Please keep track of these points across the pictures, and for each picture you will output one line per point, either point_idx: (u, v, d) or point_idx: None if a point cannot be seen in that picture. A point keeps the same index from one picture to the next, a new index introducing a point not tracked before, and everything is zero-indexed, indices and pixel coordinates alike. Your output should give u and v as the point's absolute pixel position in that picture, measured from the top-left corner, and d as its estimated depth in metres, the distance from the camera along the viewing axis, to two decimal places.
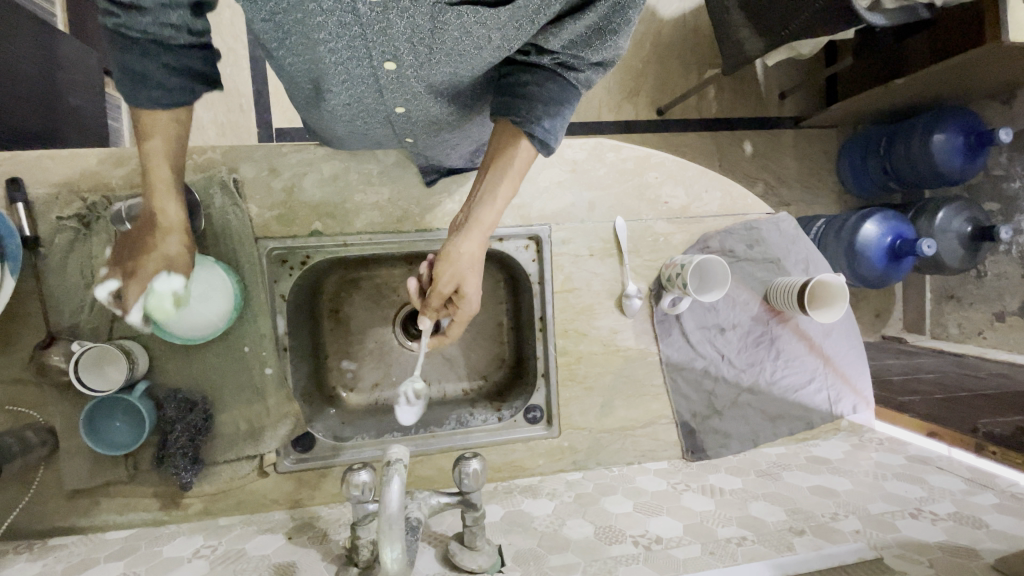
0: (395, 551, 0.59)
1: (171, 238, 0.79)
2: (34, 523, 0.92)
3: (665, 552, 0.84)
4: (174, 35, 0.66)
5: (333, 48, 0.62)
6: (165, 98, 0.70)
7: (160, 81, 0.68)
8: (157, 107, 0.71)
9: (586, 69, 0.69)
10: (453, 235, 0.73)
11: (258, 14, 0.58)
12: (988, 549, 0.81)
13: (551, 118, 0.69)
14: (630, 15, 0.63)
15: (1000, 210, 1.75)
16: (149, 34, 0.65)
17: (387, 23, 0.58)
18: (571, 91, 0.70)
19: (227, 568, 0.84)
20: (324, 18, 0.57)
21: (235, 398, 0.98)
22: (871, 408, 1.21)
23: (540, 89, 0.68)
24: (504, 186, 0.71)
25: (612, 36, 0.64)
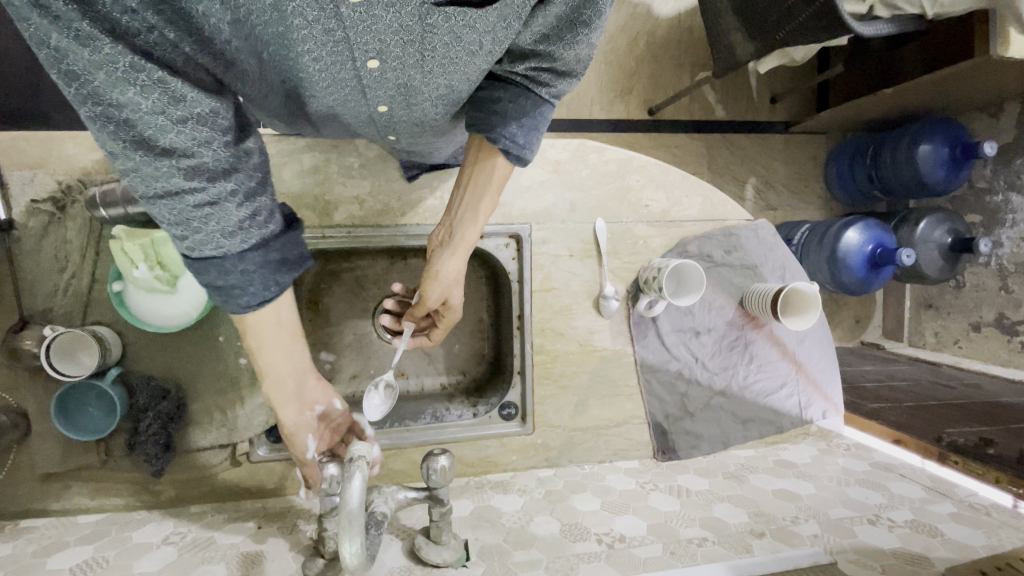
0: (354, 546, 0.59)
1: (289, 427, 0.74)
2: (3, 505, 0.93)
3: (628, 551, 0.85)
4: (245, 231, 0.57)
5: (317, 55, 0.57)
6: (251, 299, 0.60)
7: (237, 281, 0.58)
8: (245, 310, 0.61)
9: (556, 82, 0.70)
10: (439, 254, 0.80)
11: (238, 35, 0.52)
12: (940, 558, 0.84)
13: (525, 132, 0.71)
14: (602, 7, 0.61)
15: (981, 222, 1.77)
16: (223, 239, 0.56)
17: (375, 28, 0.54)
18: (543, 104, 0.71)
19: (196, 556, 0.84)
20: (309, 26, 0.53)
21: (210, 387, 0.98)
22: (840, 414, 1.24)
23: (511, 106, 0.69)
24: (482, 207, 0.77)
25: (583, 29, 0.62)
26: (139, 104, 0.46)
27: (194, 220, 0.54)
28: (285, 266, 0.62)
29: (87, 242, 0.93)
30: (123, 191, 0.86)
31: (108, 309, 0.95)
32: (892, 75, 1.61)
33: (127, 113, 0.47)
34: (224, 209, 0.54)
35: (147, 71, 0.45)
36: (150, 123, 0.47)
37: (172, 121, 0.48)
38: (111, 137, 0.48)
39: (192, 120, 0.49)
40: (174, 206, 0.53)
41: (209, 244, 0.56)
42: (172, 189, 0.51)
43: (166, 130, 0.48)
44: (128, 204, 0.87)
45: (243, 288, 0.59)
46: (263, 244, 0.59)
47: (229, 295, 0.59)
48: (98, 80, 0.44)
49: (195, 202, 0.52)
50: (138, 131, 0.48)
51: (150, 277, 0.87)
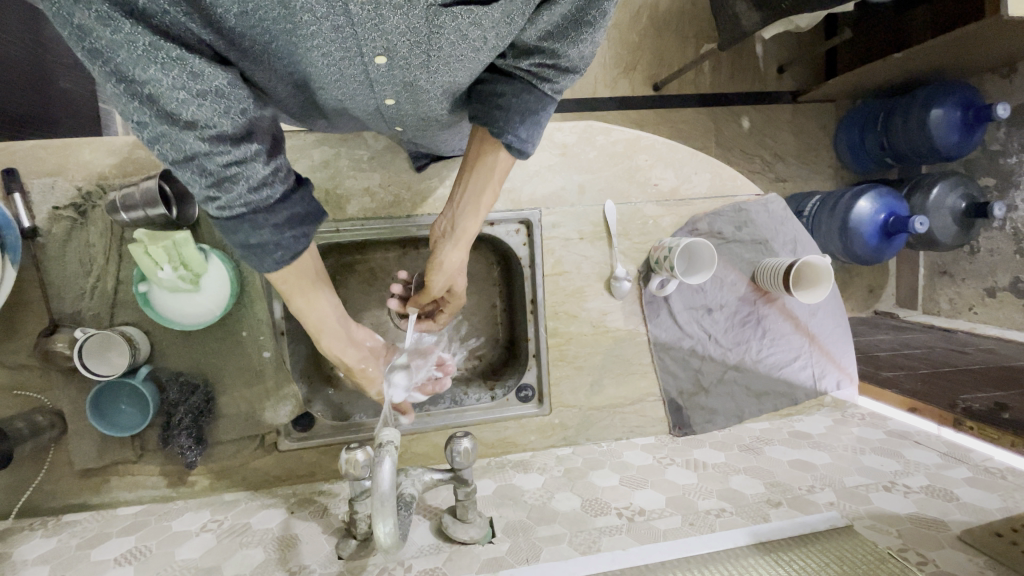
0: (388, 526, 0.62)
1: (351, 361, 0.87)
2: (48, 500, 0.97)
3: (648, 524, 0.88)
4: (270, 189, 0.60)
5: (326, 52, 0.58)
6: (286, 255, 0.65)
7: (272, 241, 0.63)
8: (278, 267, 0.65)
9: (559, 78, 0.70)
10: (442, 245, 0.84)
11: (244, 25, 0.52)
12: (956, 521, 0.84)
13: (527, 128, 0.72)
14: (605, 7, 0.60)
15: (996, 185, 1.74)
16: (251, 201, 0.59)
17: (383, 26, 0.55)
18: (546, 100, 0.72)
19: (234, 541, 0.88)
20: (318, 25, 0.53)
21: (236, 381, 1.01)
22: (854, 384, 1.25)
23: (517, 100, 0.70)
24: (483, 200, 0.80)
25: (588, 28, 0.62)
26: (159, 80, 0.48)
27: (223, 184, 0.56)
28: (308, 221, 0.66)
29: (110, 245, 0.96)
30: (142, 193, 0.89)
31: (134, 309, 0.97)
32: (902, 40, 1.57)
33: (150, 88, 0.49)
34: (251, 170, 0.57)
35: (165, 48, 0.47)
36: (172, 97, 0.49)
37: (195, 92, 0.50)
38: (137, 110, 0.50)
39: (211, 92, 0.50)
40: (203, 175, 0.55)
41: (240, 204, 0.59)
42: (200, 159, 0.54)
43: (186, 104, 0.50)
44: (149, 206, 0.90)
45: (277, 246, 0.64)
46: (286, 201, 0.63)
47: (265, 255, 0.64)
48: (122, 57, 0.47)
49: (221, 168, 0.55)
50: (161, 105, 0.50)
51: (175, 277, 0.89)
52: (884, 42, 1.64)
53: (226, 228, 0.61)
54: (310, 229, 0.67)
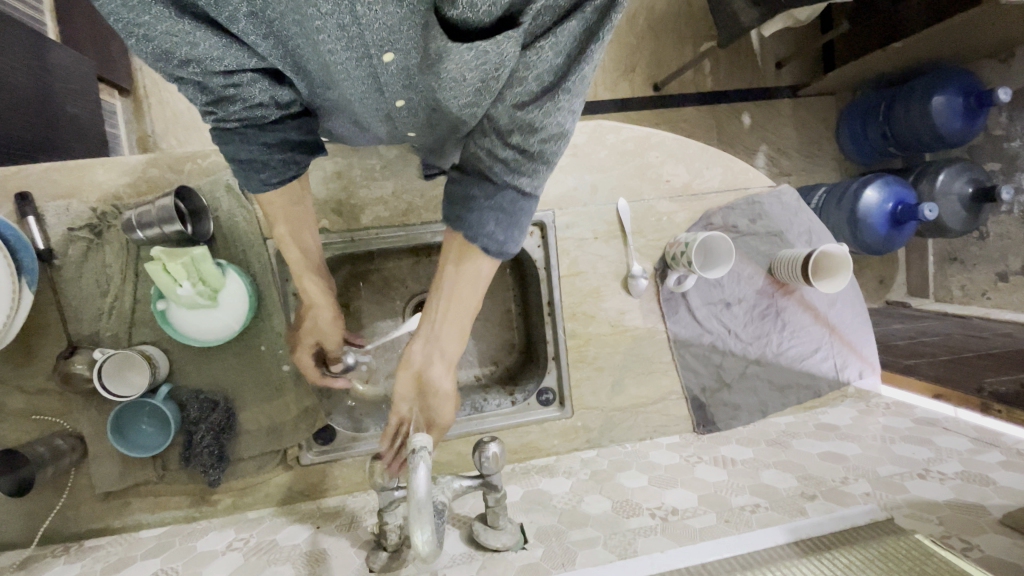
0: (426, 534, 0.60)
1: (322, 323, 0.91)
2: (70, 525, 0.96)
3: (682, 523, 0.86)
4: (264, 113, 0.67)
5: (332, 48, 0.57)
6: (272, 175, 0.74)
7: (259, 159, 0.72)
8: (266, 186, 0.75)
9: (534, 171, 0.64)
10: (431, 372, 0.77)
11: (259, 29, 0.55)
12: (995, 505, 0.83)
13: (504, 230, 0.68)
14: (586, 71, 0.55)
15: (1002, 169, 1.74)
16: (244, 118, 0.67)
17: (387, 24, 0.54)
18: (521, 199, 0.67)
19: (261, 558, 0.87)
20: (322, 20, 0.53)
21: (256, 396, 1.01)
22: (877, 373, 1.23)
23: (488, 201, 0.67)
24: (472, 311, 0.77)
25: (565, 95, 0.56)
26: (155, 27, 0.52)
27: (220, 103, 0.64)
28: (298, 147, 0.75)
29: (126, 265, 0.95)
30: (157, 211, 0.88)
31: (152, 328, 0.97)
32: (898, 29, 1.58)
33: (144, 31, 0.53)
34: (246, 94, 0.64)
35: (157, 8, 0.51)
36: (167, 41, 0.54)
37: (185, 39, 0.54)
38: (135, 44, 0.56)
39: (203, 47, 0.55)
40: (200, 92, 0.62)
41: (233, 118, 0.66)
42: (197, 82, 0.60)
43: (181, 49, 0.55)
44: (165, 223, 0.89)
45: (263, 164, 0.72)
46: (280, 123, 0.70)
47: (251, 171, 0.73)
48: (116, 8, 0.50)
49: (218, 90, 0.62)
50: (157, 45, 0.55)
51: (194, 293, 0.89)
52: (881, 32, 1.65)
53: (222, 138, 0.69)
54: (299, 155, 0.76)
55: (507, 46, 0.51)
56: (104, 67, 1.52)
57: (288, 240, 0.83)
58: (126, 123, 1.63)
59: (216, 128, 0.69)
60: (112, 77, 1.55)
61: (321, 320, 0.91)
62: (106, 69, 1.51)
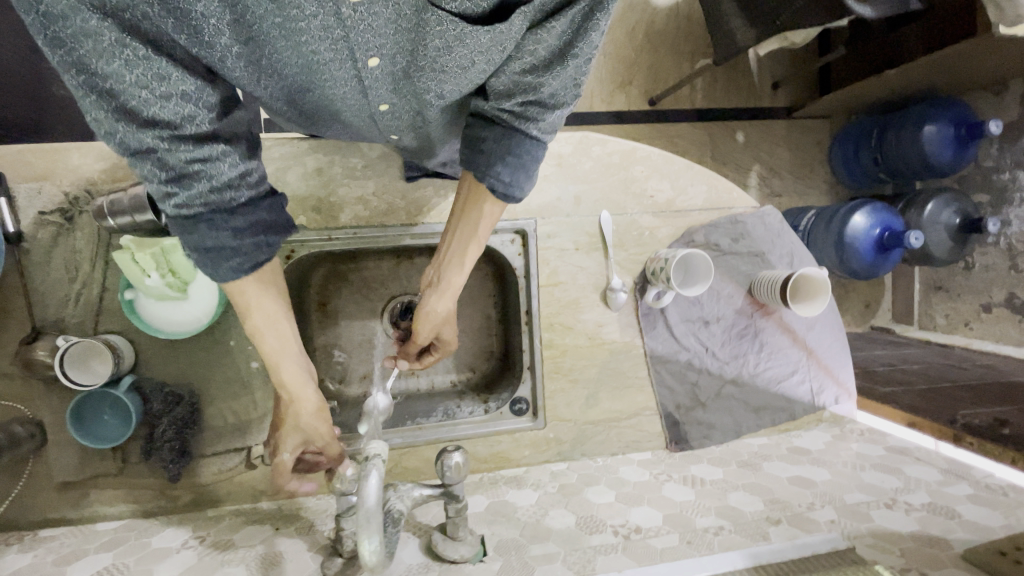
0: (374, 543, 0.59)
1: (305, 417, 0.72)
2: (23, 514, 0.94)
3: (644, 542, 0.85)
4: (235, 194, 0.59)
5: (316, 50, 0.56)
6: (245, 262, 0.62)
7: (229, 246, 0.60)
8: (236, 275, 0.62)
9: (544, 115, 0.66)
10: (427, 294, 0.81)
11: (236, 34, 0.52)
12: (958, 539, 0.82)
13: (512, 172, 0.69)
14: (593, 39, 0.58)
15: (989, 202, 1.75)
16: (210, 202, 0.57)
17: (375, 25, 0.54)
18: (531, 144, 0.68)
19: (215, 558, 0.85)
20: (307, 21, 0.52)
21: (222, 391, 0.99)
22: (853, 399, 1.23)
23: (496, 146, 0.68)
24: (470, 251, 0.77)
25: (573, 61, 0.59)
26: (123, 75, 0.48)
27: (184, 184, 0.55)
28: (274, 231, 0.64)
29: (96, 252, 0.94)
30: (130, 199, 0.86)
31: (119, 317, 0.95)
32: (893, 57, 1.59)
33: (111, 82, 0.48)
34: (214, 170, 0.56)
35: (133, 46, 0.47)
36: (133, 94, 0.49)
37: (158, 86, 0.49)
38: (94, 106, 0.50)
39: (176, 94, 0.50)
40: (161, 171, 0.54)
41: (197, 203, 0.57)
42: (160, 156, 0.53)
43: (149, 102, 0.49)
44: (136, 212, 0.86)
45: (233, 252, 0.61)
46: (253, 205, 0.61)
47: (219, 260, 0.60)
48: (85, 52, 0.46)
49: (181, 166, 0.54)
50: (121, 101, 0.49)
51: (162, 284, 0.88)
52: (876, 59, 1.66)
53: (183, 230, 0.58)
54: (275, 240, 0.64)
55: (517, 22, 0.54)
56: None
57: (264, 331, 0.67)
58: None
59: (174, 220, 0.58)
60: None
61: (306, 414, 0.72)
62: None
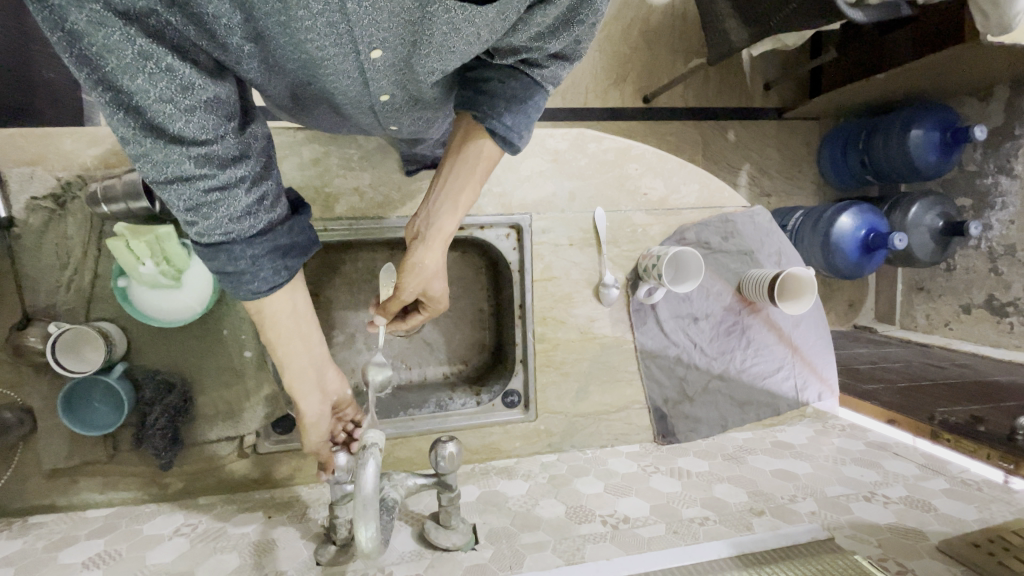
0: (370, 530, 0.60)
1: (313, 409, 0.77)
2: (12, 501, 0.93)
3: (632, 531, 0.88)
4: (254, 216, 0.59)
5: (320, 46, 0.57)
6: (264, 284, 0.63)
7: (251, 268, 0.61)
8: (257, 295, 0.63)
9: (548, 63, 0.71)
10: (415, 246, 0.77)
11: (237, 33, 0.52)
12: (934, 532, 0.86)
13: (514, 114, 0.71)
14: (597, 7, 0.63)
15: (972, 205, 1.79)
16: (231, 222, 0.58)
17: (379, 19, 0.55)
18: (536, 88, 0.72)
19: (208, 545, 0.86)
20: (312, 20, 0.52)
21: (215, 380, 0.99)
22: (835, 396, 1.26)
23: (501, 86, 0.70)
24: (463, 195, 0.76)
25: (579, 26, 0.65)
26: (146, 91, 0.47)
27: (203, 210, 0.56)
28: (293, 253, 0.65)
29: (88, 239, 0.93)
30: (124, 185, 0.87)
31: (112, 304, 0.95)
32: (883, 61, 1.62)
33: (137, 97, 0.48)
34: (234, 195, 0.56)
35: (157, 58, 0.46)
36: (158, 110, 0.48)
37: (181, 101, 0.49)
38: (120, 123, 0.49)
39: (199, 108, 0.50)
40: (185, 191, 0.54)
41: (220, 230, 0.57)
42: (185, 177, 0.53)
43: (174, 119, 0.49)
44: (131, 199, 0.87)
45: (255, 273, 0.61)
46: (272, 230, 0.62)
47: (243, 280, 0.61)
48: (112, 66, 0.46)
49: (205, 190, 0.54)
50: (148, 118, 0.49)
51: (155, 271, 0.87)
52: (866, 63, 1.69)
53: (207, 253, 0.59)
54: (294, 259, 0.65)
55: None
56: None
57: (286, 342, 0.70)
58: None
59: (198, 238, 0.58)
60: None
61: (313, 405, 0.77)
62: None
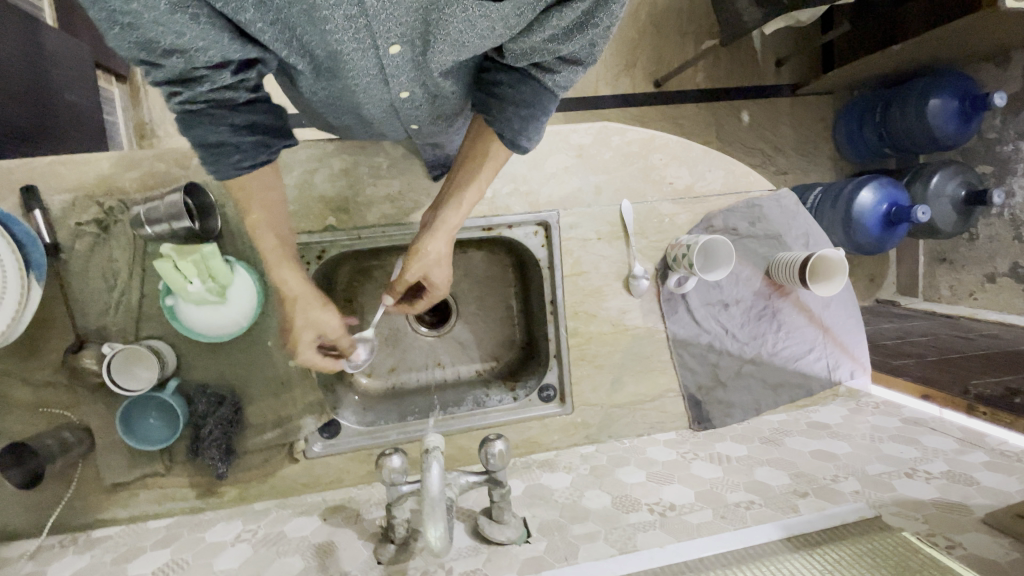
0: (439, 530, 0.63)
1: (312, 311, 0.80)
2: (79, 516, 0.97)
3: (680, 518, 0.90)
4: (234, 95, 0.64)
5: (341, 39, 0.61)
6: (244, 160, 0.69)
7: (231, 143, 0.67)
8: (239, 171, 0.70)
9: (561, 68, 0.69)
10: (423, 235, 0.82)
11: (264, 16, 0.57)
12: (978, 505, 0.87)
13: (524, 122, 0.73)
14: (614, 10, 0.60)
15: (994, 173, 1.77)
16: (213, 102, 0.64)
17: (396, 15, 0.58)
18: (545, 93, 0.72)
19: (271, 550, 0.89)
20: (331, 11, 0.56)
21: (262, 390, 1.02)
22: (867, 373, 1.27)
23: (512, 90, 0.72)
24: (467, 195, 0.79)
25: (593, 29, 0.62)
26: (140, 14, 0.52)
27: (187, 86, 0.61)
28: (271, 132, 0.71)
29: (133, 260, 0.96)
30: (166, 207, 0.89)
31: (159, 323, 0.97)
32: (898, 32, 1.60)
33: (131, 18, 0.52)
34: (218, 78, 0.61)
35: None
36: (152, 27, 0.53)
37: (171, 28, 0.53)
38: (116, 35, 0.54)
39: (188, 34, 0.54)
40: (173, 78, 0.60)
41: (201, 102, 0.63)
42: (173, 69, 0.58)
43: (166, 36, 0.54)
44: (173, 220, 0.90)
45: (234, 148, 0.68)
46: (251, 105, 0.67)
47: (222, 156, 0.68)
48: None
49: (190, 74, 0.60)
50: (140, 33, 0.54)
51: (203, 289, 0.89)
52: (881, 34, 1.66)
53: (188, 124, 0.65)
54: (273, 140, 0.71)
55: None
56: (99, 53, 1.51)
57: (265, 226, 0.76)
58: (123, 109, 1.64)
59: (180, 115, 0.65)
60: (109, 64, 1.54)
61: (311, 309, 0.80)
62: (105, 55, 1.50)
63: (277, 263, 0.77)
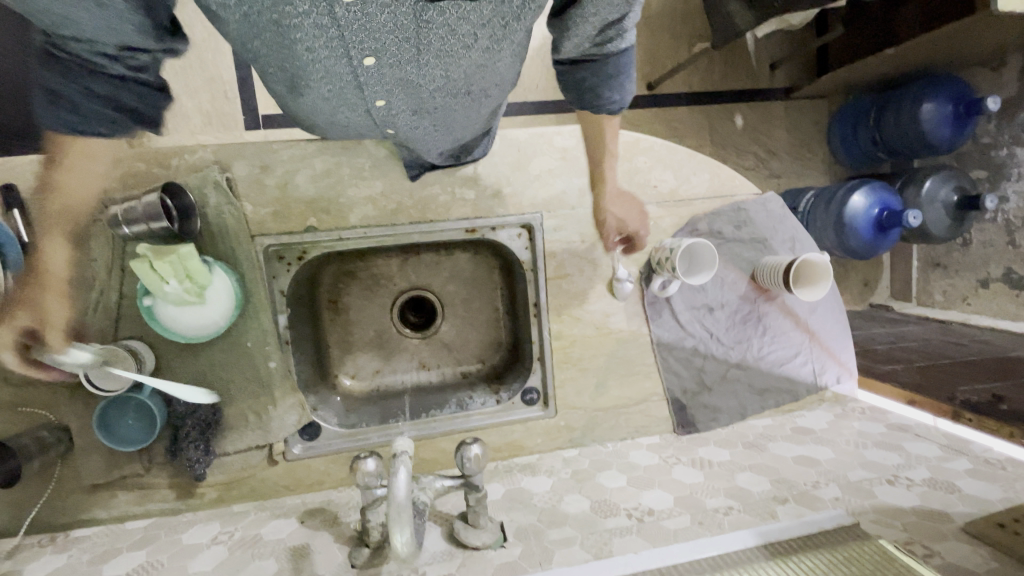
0: (405, 535, 0.62)
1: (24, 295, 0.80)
2: (57, 516, 0.97)
3: (657, 524, 0.89)
4: (110, 65, 0.60)
5: (311, 46, 0.59)
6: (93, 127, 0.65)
7: (84, 105, 0.63)
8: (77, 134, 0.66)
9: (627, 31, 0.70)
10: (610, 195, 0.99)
11: (234, 14, 0.57)
12: (960, 513, 0.86)
13: (617, 89, 0.79)
14: None
15: (987, 177, 1.75)
16: (80, 62, 0.60)
17: (371, 26, 0.56)
18: (626, 54, 0.74)
19: (246, 552, 0.88)
20: (301, 17, 0.55)
21: (242, 391, 1.01)
22: (854, 378, 1.26)
23: (599, 74, 0.76)
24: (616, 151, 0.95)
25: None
26: None
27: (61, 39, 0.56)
28: (138, 114, 0.67)
29: (112, 260, 0.95)
30: (144, 207, 0.89)
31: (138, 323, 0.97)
32: (893, 34, 1.58)
33: None
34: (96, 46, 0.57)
35: None
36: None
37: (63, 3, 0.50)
38: None
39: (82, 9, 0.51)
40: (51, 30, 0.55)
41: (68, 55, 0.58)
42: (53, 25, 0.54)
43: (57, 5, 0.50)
44: (151, 220, 0.89)
45: (82, 111, 0.63)
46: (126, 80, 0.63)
47: (74, 114, 0.63)
48: None
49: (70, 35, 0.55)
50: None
51: (180, 290, 0.88)
52: (876, 36, 1.65)
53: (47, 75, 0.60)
54: (135, 117, 0.68)
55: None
56: None
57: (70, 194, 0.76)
58: None
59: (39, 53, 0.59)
60: None
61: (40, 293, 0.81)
62: None
63: (49, 238, 0.80)
